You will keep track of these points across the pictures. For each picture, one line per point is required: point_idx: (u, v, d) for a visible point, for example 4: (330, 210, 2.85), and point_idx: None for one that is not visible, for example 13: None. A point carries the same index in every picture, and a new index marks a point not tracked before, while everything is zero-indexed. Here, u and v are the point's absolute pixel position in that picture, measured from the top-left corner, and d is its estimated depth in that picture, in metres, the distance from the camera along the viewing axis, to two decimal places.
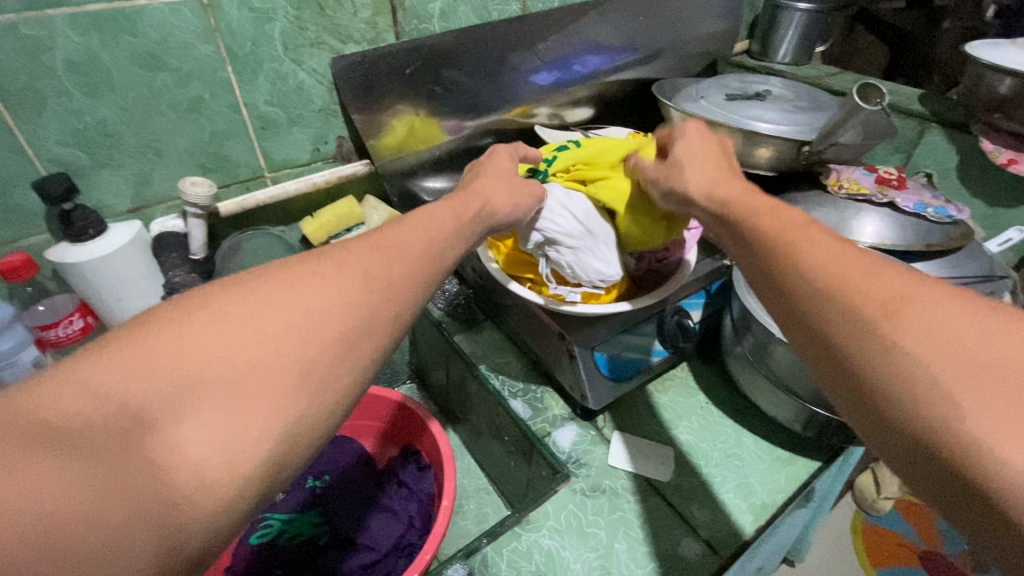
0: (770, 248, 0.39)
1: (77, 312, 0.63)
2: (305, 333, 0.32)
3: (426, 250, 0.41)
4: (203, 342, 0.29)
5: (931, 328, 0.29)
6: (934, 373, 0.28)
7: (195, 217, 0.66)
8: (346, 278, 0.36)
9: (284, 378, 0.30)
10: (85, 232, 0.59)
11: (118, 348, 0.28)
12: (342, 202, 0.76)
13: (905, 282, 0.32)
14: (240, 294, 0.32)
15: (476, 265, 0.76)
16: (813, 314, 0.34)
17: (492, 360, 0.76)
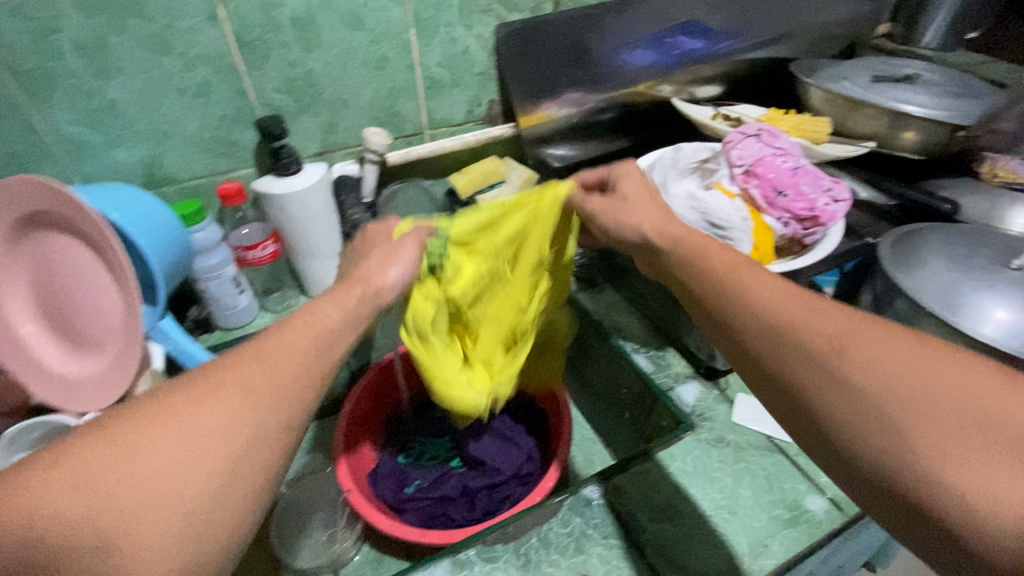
0: (714, 285, 0.47)
1: (269, 239, 0.73)
2: (255, 366, 0.39)
3: (326, 334, 0.43)
4: (189, 398, 0.35)
5: (869, 362, 0.37)
6: (883, 414, 0.36)
7: (371, 162, 0.75)
8: (262, 374, 0.38)
9: (256, 414, 0.36)
10: (288, 167, 0.68)
11: (52, 477, 0.30)
12: (486, 162, 0.82)
13: (839, 321, 0.40)
14: (178, 404, 0.35)
15: None
16: (771, 356, 0.41)
17: (613, 319, 0.81)
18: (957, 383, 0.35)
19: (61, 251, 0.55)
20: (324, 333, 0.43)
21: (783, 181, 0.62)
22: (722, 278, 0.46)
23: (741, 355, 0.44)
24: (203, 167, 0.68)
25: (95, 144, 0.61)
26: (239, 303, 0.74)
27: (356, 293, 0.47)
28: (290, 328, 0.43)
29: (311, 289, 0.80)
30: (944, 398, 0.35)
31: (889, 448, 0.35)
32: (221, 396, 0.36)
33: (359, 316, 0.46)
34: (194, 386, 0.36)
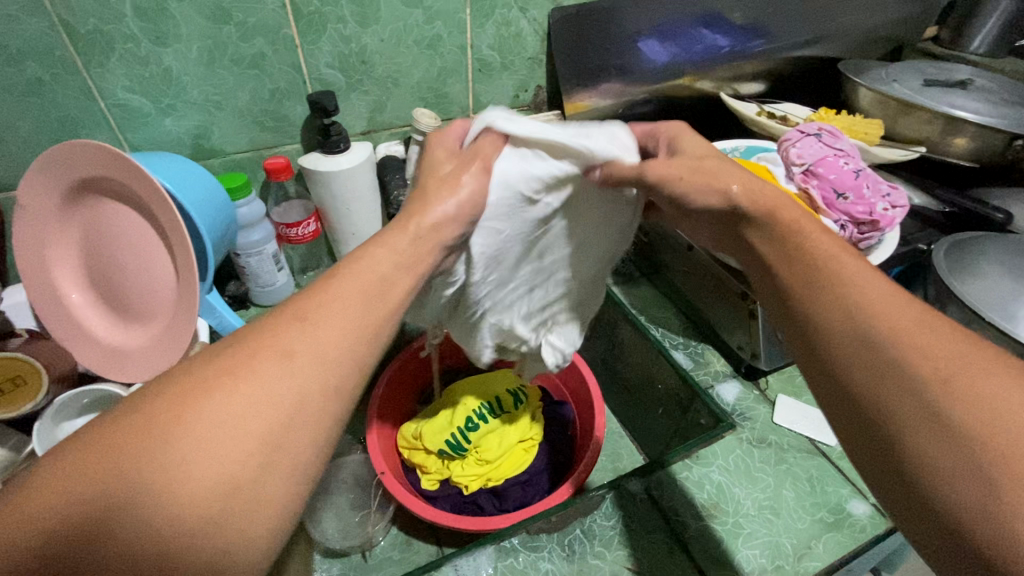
0: (802, 271, 0.41)
1: (313, 217, 0.72)
2: (284, 339, 0.34)
3: (383, 283, 0.40)
4: (225, 375, 0.32)
5: (975, 398, 0.31)
6: (953, 438, 0.30)
7: (417, 144, 0.73)
8: (311, 330, 0.35)
9: (296, 387, 0.33)
10: (337, 145, 0.67)
11: (115, 439, 0.28)
12: None
13: (945, 342, 0.34)
14: (233, 359, 0.32)
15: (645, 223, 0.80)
16: (853, 351, 0.36)
17: (650, 313, 0.80)
18: None
19: (113, 220, 0.55)
20: (375, 286, 0.40)
21: (845, 183, 0.62)
22: (818, 262, 0.40)
23: (816, 360, 0.38)
24: (250, 141, 0.68)
25: (147, 112, 0.61)
26: (277, 280, 0.74)
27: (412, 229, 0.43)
28: (357, 261, 0.41)
29: None
30: None
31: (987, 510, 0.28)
32: (252, 362, 0.32)
33: (412, 257, 0.43)
34: (220, 363, 0.32)
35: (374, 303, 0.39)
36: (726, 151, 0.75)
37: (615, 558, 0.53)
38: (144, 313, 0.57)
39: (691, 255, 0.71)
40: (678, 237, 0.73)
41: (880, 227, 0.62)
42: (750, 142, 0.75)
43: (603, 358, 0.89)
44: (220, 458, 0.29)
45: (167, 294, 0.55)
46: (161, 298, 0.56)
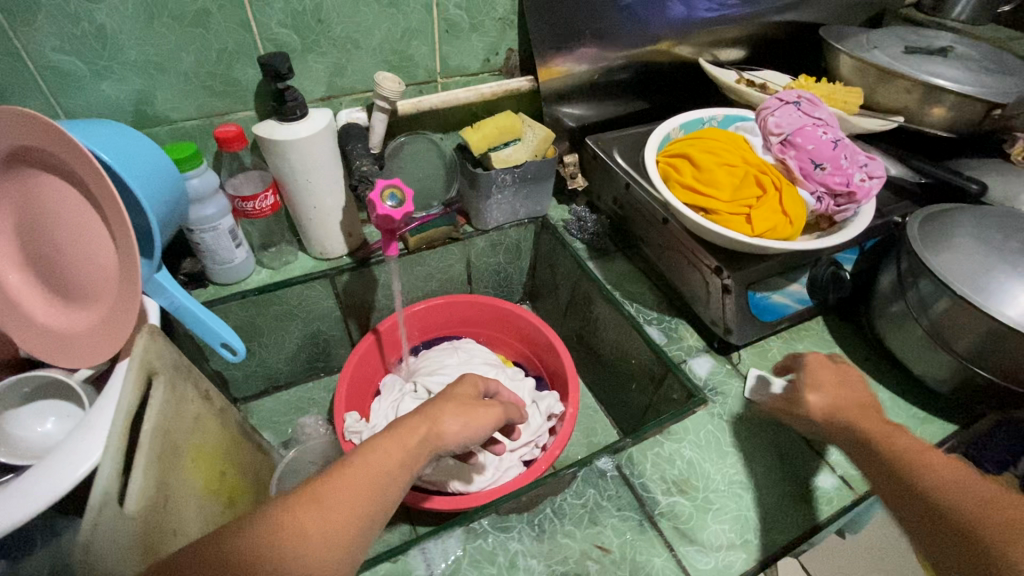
0: (894, 454, 0.47)
1: (270, 190, 0.68)
2: (289, 519, 0.39)
3: (391, 476, 0.44)
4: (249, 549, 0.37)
5: (960, 500, 0.41)
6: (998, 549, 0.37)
7: (380, 111, 0.69)
8: (322, 517, 0.40)
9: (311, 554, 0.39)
10: (293, 112, 0.63)
11: None
12: (504, 118, 0.77)
13: (953, 470, 0.44)
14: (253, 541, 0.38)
15: (620, 195, 0.78)
16: (929, 482, 0.43)
17: (625, 288, 0.78)
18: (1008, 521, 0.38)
19: (47, 194, 0.50)
20: (382, 475, 0.44)
21: (822, 154, 0.61)
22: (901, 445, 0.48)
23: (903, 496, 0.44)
24: (198, 107, 0.63)
25: (79, 74, 0.55)
26: (234, 257, 0.70)
27: (418, 434, 0.47)
28: (365, 453, 0.45)
29: (311, 245, 0.76)
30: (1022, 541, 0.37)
31: None
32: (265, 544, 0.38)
33: (414, 455, 0.46)
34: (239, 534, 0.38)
35: (375, 487, 0.43)
36: (704, 120, 0.72)
37: (584, 537, 0.52)
38: (86, 295, 0.53)
39: (666, 229, 0.70)
40: (653, 211, 0.71)
41: (856, 199, 0.60)
42: (729, 111, 0.73)
43: (578, 333, 0.88)
44: None
45: (109, 274, 0.52)
46: (103, 277, 0.52)
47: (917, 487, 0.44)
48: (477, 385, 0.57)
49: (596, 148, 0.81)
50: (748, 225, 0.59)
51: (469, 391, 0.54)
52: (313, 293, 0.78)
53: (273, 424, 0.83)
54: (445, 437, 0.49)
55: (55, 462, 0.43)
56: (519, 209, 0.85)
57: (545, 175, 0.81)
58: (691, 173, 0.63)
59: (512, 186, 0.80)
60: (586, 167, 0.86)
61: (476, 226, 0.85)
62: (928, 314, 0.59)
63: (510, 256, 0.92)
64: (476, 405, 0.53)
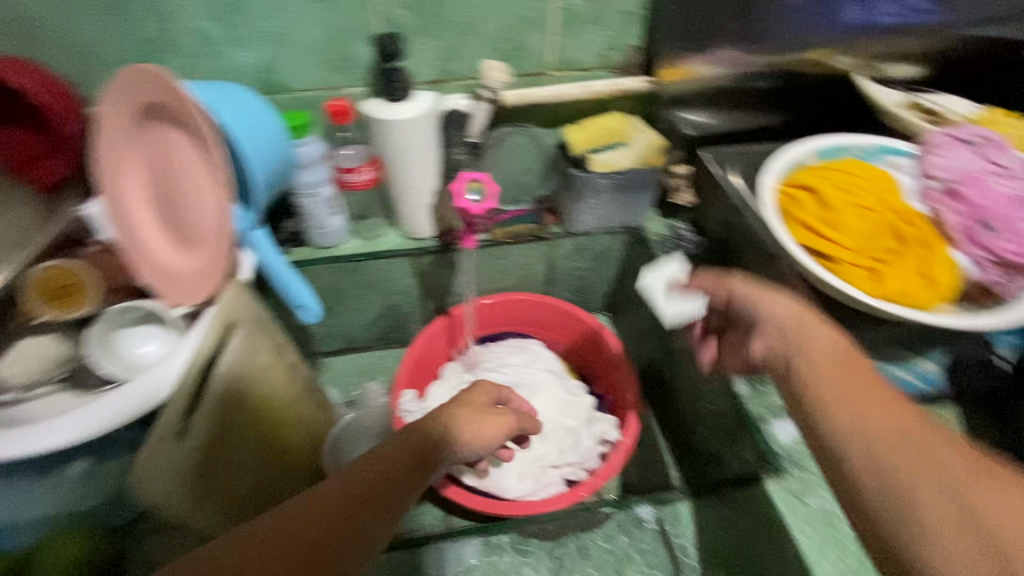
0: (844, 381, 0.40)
1: (368, 165, 0.71)
2: (342, 488, 0.40)
3: (400, 475, 0.42)
4: (316, 522, 0.38)
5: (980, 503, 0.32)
6: (912, 489, 0.34)
7: (484, 101, 0.68)
8: (329, 515, 0.38)
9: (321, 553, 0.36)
10: (397, 93, 0.64)
11: None
12: (615, 119, 0.73)
13: (963, 457, 0.34)
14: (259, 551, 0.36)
15: (727, 219, 0.70)
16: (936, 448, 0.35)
17: None
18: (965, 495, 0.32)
19: (178, 145, 0.57)
20: (391, 476, 0.42)
21: (997, 212, 0.50)
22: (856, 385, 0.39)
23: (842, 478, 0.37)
24: (315, 80, 0.66)
25: (219, 41, 0.61)
26: (329, 224, 0.74)
27: (430, 437, 0.47)
28: (375, 453, 0.44)
29: (401, 223, 0.78)
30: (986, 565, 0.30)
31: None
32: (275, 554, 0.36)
33: (423, 459, 0.45)
34: (299, 507, 0.39)
35: (410, 471, 0.43)
36: (849, 148, 0.61)
37: None
38: (194, 243, 0.59)
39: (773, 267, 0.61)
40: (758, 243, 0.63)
41: None
42: (883, 140, 0.61)
43: (655, 359, 0.82)
44: None
45: (212, 227, 0.56)
46: (207, 230, 0.57)
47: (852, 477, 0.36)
48: (491, 394, 0.57)
49: (711, 163, 0.72)
50: (873, 282, 0.49)
51: (485, 401, 0.55)
52: (395, 269, 0.80)
53: (344, 382, 0.88)
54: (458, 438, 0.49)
55: (130, 392, 0.49)
56: (612, 217, 0.80)
57: (646, 185, 0.75)
58: (816, 210, 0.54)
59: (608, 191, 0.75)
60: (697, 182, 0.77)
61: (563, 227, 0.81)
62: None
63: (596, 263, 0.87)
64: (488, 414, 0.53)
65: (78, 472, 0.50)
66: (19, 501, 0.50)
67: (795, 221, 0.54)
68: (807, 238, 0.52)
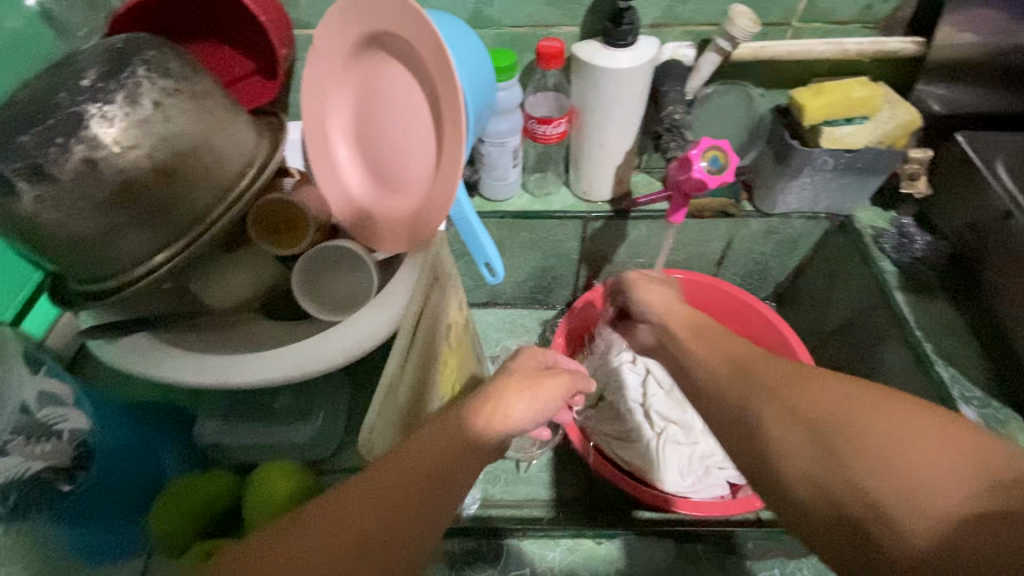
0: (854, 415, 0.35)
1: (565, 118, 0.64)
2: (396, 468, 0.36)
3: (468, 436, 0.38)
4: (370, 498, 0.35)
5: (910, 465, 0.31)
6: (849, 423, 0.35)
7: (715, 51, 0.59)
8: (406, 458, 0.36)
9: (396, 479, 0.35)
10: (623, 37, 0.57)
11: (259, 557, 0.32)
12: (862, 86, 0.61)
13: (936, 455, 0.31)
14: (319, 509, 0.35)
15: (986, 224, 0.59)
16: (888, 531, 0.31)
17: (942, 343, 0.60)
18: (898, 426, 0.33)
19: (393, 82, 0.52)
20: (462, 441, 0.38)
21: None
22: (861, 444, 0.33)
23: (819, 441, 0.35)
24: (531, 15, 0.61)
25: None
26: (508, 176, 0.70)
27: (479, 425, 0.39)
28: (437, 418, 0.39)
29: (578, 182, 0.72)
30: (918, 470, 0.31)
31: (890, 538, 0.30)
32: (340, 502, 0.35)
33: (480, 437, 0.38)
34: (341, 499, 0.35)
35: (466, 454, 0.38)
36: None
37: None
38: (396, 186, 0.56)
39: None
40: None
41: None
42: None
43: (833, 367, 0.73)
44: (329, 534, 0.33)
45: (419, 174, 0.53)
46: (413, 175, 0.54)
47: (870, 497, 0.32)
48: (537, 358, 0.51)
49: (968, 149, 0.62)
50: None
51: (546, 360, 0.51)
52: (563, 230, 0.74)
53: (486, 337, 0.85)
54: (489, 424, 0.39)
55: (315, 343, 0.50)
56: (821, 201, 0.69)
57: (878, 170, 0.64)
58: None
59: (830, 173, 0.64)
60: (939, 170, 0.65)
61: (757, 206, 0.71)
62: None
63: (780, 250, 0.76)
64: (539, 377, 0.44)
65: (292, 401, 0.55)
66: (228, 426, 0.54)
67: None
68: None
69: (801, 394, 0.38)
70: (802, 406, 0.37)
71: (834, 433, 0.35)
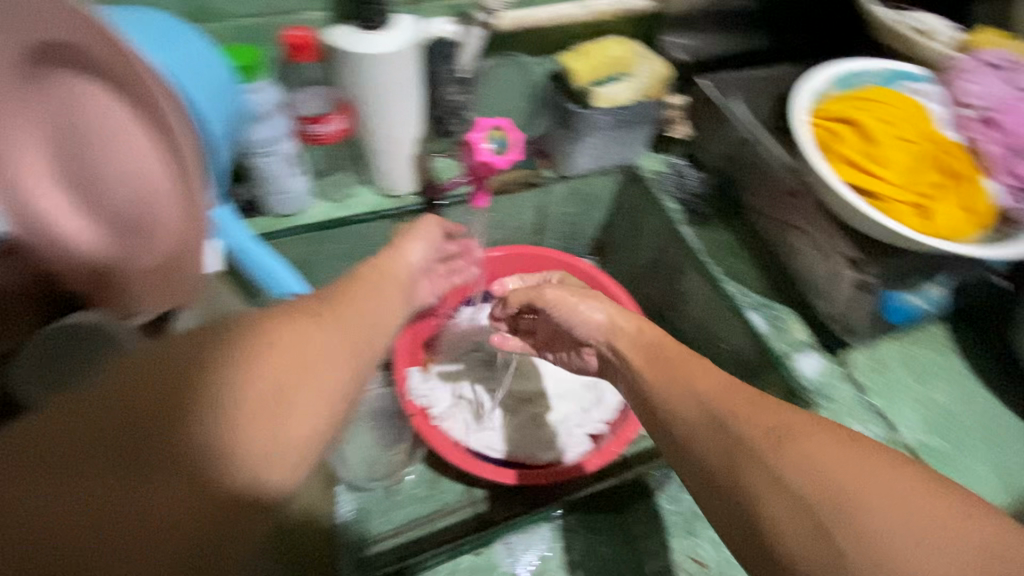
0: (844, 485, 0.31)
1: (339, 114, 0.58)
2: (287, 337, 0.31)
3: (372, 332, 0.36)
4: (244, 368, 0.29)
5: (879, 530, 0.29)
6: (842, 489, 0.31)
7: (478, 25, 0.57)
8: (300, 330, 0.32)
9: (283, 350, 0.30)
10: (373, 19, 0.53)
11: (79, 433, 0.25)
12: (617, 44, 0.66)
13: (920, 521, 0.29)
14: (178, 344, 0.28)
15: (735, 152, 0.69)
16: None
17: (726, 263, 0.69)
18: (889, 490, 0.31)
19: (91, 104, 0.41)
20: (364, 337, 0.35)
21: None
22: (847, 509, 0.30)
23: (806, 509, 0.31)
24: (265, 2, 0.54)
25: None
26: (294, 188, 0.62)
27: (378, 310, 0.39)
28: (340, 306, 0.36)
29: (377, 179, 0.67)
30: (899, 536, 0.29)
31: None
32: (201, 349, 0.28)
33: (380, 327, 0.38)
34: (211, 345, 0.28)
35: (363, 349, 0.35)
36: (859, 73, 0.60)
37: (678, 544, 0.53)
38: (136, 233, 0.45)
39: (792, 202, 0.62)
40: (780, 178, 0.63)
41: None
42: (893, 65, 0.60)
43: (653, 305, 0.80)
44: (184, 410, 0.27)
45: (166, 214, 0.43)
46: (155, 215, 0.44)
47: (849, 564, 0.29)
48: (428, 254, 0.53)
49: (710, 90, 0.70)
50: (921, 220, 0.50)
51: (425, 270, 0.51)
52: (373, 232, 0.69)
53: None
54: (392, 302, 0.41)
55: None
56: (609, 156, 0.73)
57: (646, 120, 0.69)
58: (853, 138, 0.54)
59: (610, 130, 0.68)
60: (695, 112, 0.73)
61: (558, 172, 0.72)
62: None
63: (587, 207, 0.80)
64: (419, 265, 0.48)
65: None
66: None
67: (841, 133, 0.55)
68: (904, 147, 0.53)
69: (797, 457, 0.33)
70: (796, 471, 0.33)
71: (832, 495, 0.31)
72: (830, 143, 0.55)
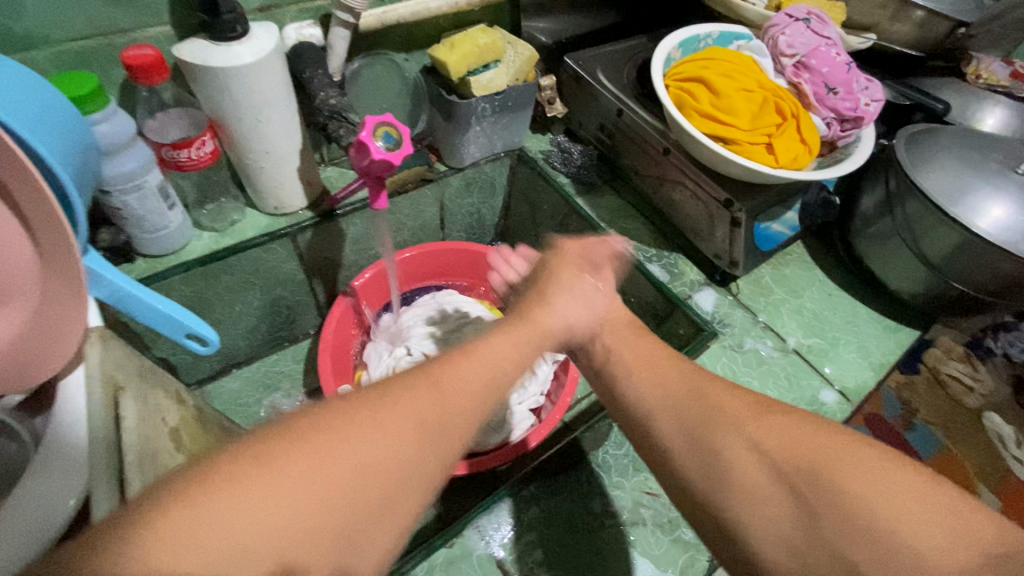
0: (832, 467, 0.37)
1: (207, 133, 0.54)
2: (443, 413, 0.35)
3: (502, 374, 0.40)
4: (388, 456, 0.31)
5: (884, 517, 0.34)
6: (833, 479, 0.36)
7: (341, 26, 0.57)
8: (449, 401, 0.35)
9: (412, 442, 0.33)
10: (231, 28, 0.49)
11: (201, 502, 0.26)
12: (483, 33, 0.66)
13: (907, 494, 0.35)
14: (286, 447, 0.29)
15: (608, 122, 0.74)
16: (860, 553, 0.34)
17: (619, 225, 0.75)
18: (881, 473, 0.36)
19: None
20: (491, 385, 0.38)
21: (837, 77, 0.62)
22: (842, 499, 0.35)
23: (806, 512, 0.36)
24: (92, 21, 0.49)
25: None
26: (169, 221, 0.57)
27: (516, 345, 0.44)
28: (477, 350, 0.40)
29: (262, 199, 0.63)
30: (895, 519, 0.34)
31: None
32: (338, 443, 0.30)
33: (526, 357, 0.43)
34: (318, 430, 0.30)
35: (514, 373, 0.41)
36: (700, 38, 0.68)
37: (632, 485, 0.54)
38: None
39: (667, 160, 0.68)
40: (650, 138, 0.69)
41: (861, 123, 0.62)
42: (722, 26, 0.69)
43: None
44: (304, 487, 0.28)
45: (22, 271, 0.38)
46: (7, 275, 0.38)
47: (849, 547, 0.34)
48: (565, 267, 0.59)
49: (575, 67, 0.75)
50: (769, 156, 0.59)
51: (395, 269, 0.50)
52: (269, 255, 0.64)
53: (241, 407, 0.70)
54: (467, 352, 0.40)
55: None
56: (495, 141, 0.75)
57: (526, 103, 0.72)
58: (705, 95, 0.61)
59: (492, 116, 0.70)
60: (565, 90, 0.78)
61: (450, 164, 0.74)
62: (940, 219, 0.58)
63: (485, 195, 0.81)
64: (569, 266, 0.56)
65: None
66: None
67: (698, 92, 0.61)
68: (746, 97, 0.61)
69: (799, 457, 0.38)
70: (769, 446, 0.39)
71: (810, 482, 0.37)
72: (685, 104, 0.61)
